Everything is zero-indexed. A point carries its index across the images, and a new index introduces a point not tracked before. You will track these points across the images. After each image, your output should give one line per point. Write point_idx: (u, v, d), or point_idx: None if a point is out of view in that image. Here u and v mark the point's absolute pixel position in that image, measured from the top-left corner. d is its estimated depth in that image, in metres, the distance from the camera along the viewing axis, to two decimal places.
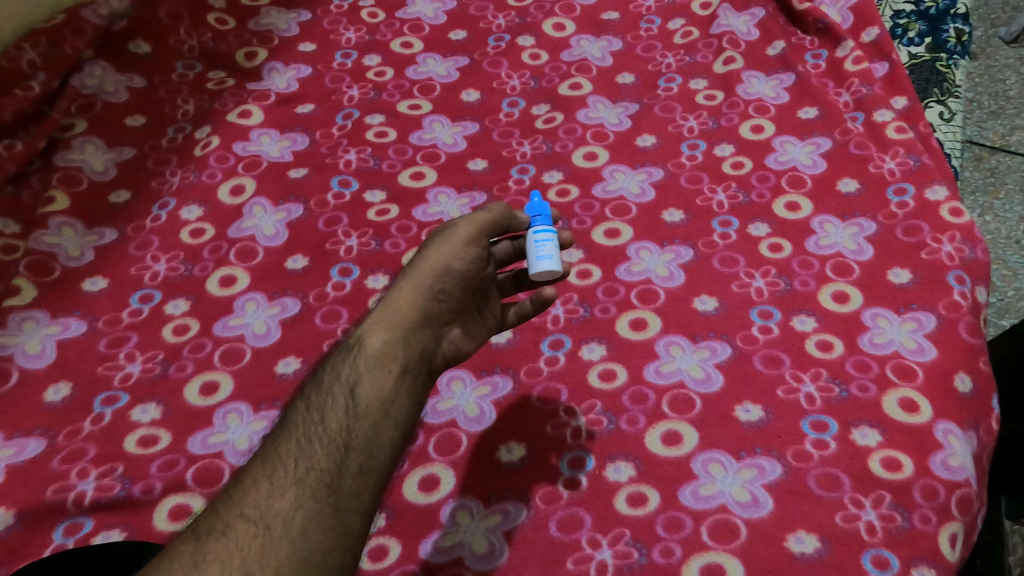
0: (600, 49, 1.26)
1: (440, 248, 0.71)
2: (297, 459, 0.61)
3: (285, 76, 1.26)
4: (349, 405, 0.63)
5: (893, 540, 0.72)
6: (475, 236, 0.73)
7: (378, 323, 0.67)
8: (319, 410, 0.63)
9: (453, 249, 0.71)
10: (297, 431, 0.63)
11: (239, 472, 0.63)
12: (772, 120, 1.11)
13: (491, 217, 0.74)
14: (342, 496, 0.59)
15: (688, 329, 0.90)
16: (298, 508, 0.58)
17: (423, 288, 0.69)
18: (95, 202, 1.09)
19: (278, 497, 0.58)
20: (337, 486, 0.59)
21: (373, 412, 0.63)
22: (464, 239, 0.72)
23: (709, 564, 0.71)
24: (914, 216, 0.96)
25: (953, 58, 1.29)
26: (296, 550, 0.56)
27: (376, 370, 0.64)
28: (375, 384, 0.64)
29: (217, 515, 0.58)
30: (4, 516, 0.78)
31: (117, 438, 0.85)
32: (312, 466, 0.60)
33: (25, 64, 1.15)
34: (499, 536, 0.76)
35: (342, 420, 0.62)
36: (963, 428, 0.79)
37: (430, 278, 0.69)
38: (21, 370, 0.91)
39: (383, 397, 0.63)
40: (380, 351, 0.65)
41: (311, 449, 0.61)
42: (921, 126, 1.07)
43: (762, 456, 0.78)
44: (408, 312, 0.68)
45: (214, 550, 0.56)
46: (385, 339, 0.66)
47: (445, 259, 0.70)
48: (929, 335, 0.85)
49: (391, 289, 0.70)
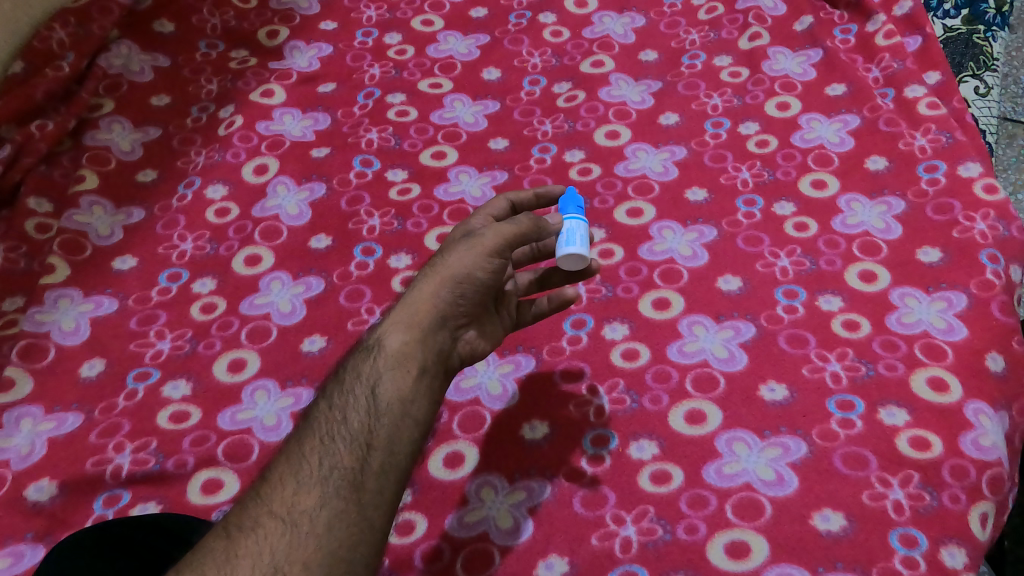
0: (623, 25, 1.25)
1: (462, 254, 0.67)
2: (321, 457, 0.59)
3: (307, 56, 1.26)
4: (370, 403, 0.61)
5: (921, 519, 0.71)
6: (501, 244, 0.68)
7: (397, 323, 0.65)
8: (341, 409, 0.62)
9: (476, 256, 0.67)
10: (320, 430, 0.61)
11: (264, 471, 0.62)
12: (799, 97, 1.09)
13: (519, 223, 0.70)
14: (366, 493, 0.57)
15: (711, 308, 0.89)
16: (323, 504, 0.57)
17: (442, 292, 0.65)
18: (123, 181, 1.10)
19: (304, 494, 0.57)
20: (360, 482, 0.58)
21: (394, 410, 0.61)
22: (490, 249, 0.67)
23: (735, 541, 0.71)
24: (945, 194, 0.94)
25: (990, 31, 1.25)
26: (323, 546, 0.55)
27: (397, 370, 0.62)
28: (395, 383, 0.62)
29: (246, 512, 0.58)
30: (46, 487, 0.80)
31: (150, 414, 0.87)
32: (335, 464, 0.59)
33: (55, 44, 1.16)
34: (523, 512, 0.76)
35: (364, 418, 0.61)
36: (993, 408, 0.78)
37: (449, 284, 0.66)
38: (57, 347, 0.93)
39: (403, 396, 0.61)
40: (400, 351, 0.63)
41: (334, 447, 0.60)
42: (953, 101, 1.05)
43: (787, 435, 0.78)
44: (427, 314, 0.65)
45: (244, 547, 0.55)
46: (403, 339, 0.64)
47: (468, 266, 0.66)
48: (959, 315, 0.84)
49: (409, 289, 0.68)
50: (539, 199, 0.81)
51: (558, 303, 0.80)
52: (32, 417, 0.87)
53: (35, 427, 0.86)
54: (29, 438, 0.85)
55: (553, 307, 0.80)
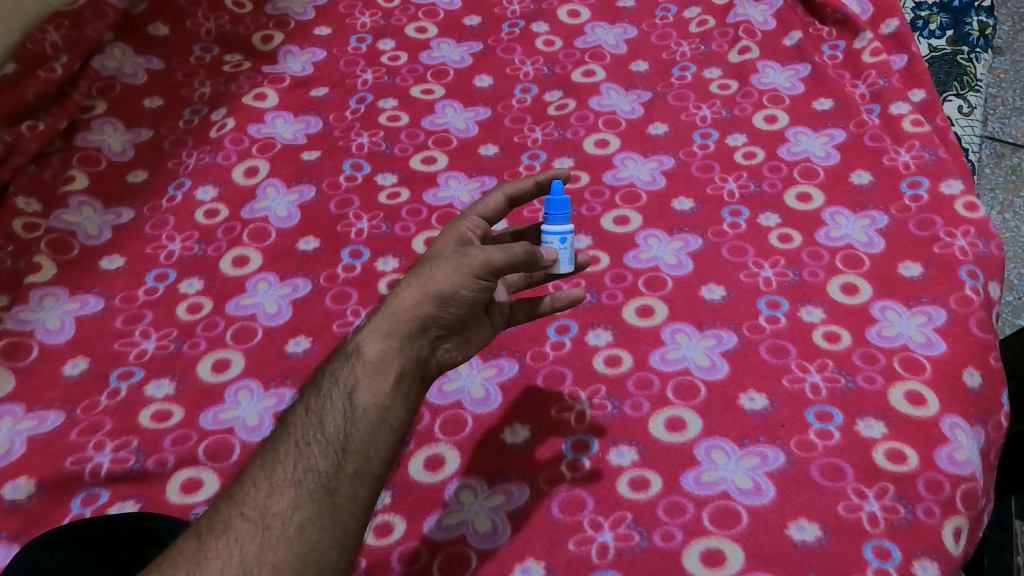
0: (615, 36, 1.26)
1: (450, 270, 0.66)
2: (295, 460, 0.59)
3: (301, 60, 1.27)
4: (347, 408, 0.61)
5: (895, 531, 0.72)
6: (491, 266, 0.66)
7: (376, 330, 0.64)
8: (318, 413, 0.61)
9: (463, 275, 0.65)
10: (296, 432, 0.61)
11: (239, 473, 0.61)
12: (787, 110, 1.11)
13: (512, 251, 0.67)
14: (338, 497, 0.57)
15: (695, 317, 0.90)
16: (296, 507, 0.56)
17: (424, 304, 0.65)
18: (114, 182, 1.11)
19: (277, 496, 0.57)
20: (333, 486, 0.57)
21: (370, 416, 0.60)
22: (476, 267, 0.66)
23: (710, 549, 0.72)
24: (927, 210, 0.95)
25: (975, 51, 1.27)
26: (294, 548, 0.54)
27: (374, 377, 0.62)
28: (373, 390, 0.61)
29: (219, 514, 0.58)
30: (24, 485, 0.80)
31: (132, 412, 0.87)
32: (310, 467, 0.58)
33: (48, 47, 1.16)
34: (502, 516, 0.77)
35: (340, 423, 0.60)
36: (969, 423, 0.79)
37: (431, 299, 0.65)
38: (41, 345, 0.93)
39: (380, 402, 0.61)
40: (377, 359, 0.63)
41: (309, 451, 0.59)
42: (938, 119, 1.06)
43: (765, 444, 0.79)
44: (407, 323, 0.65)
45: (215, 549, 0.55)
46: (382, 346, 0.63)
47: (454, 283, 0.65)
48: (938, 329, 0.85)
49: (391, 296, 0.67)
50: (539, 187, 0.80)
51: (568, 301, 0.78)
52: (14, 414, 0.87)
53: (16, 425, 0.86)
54: (9, 437, 0.85)
55: (559, 306, 0.79)
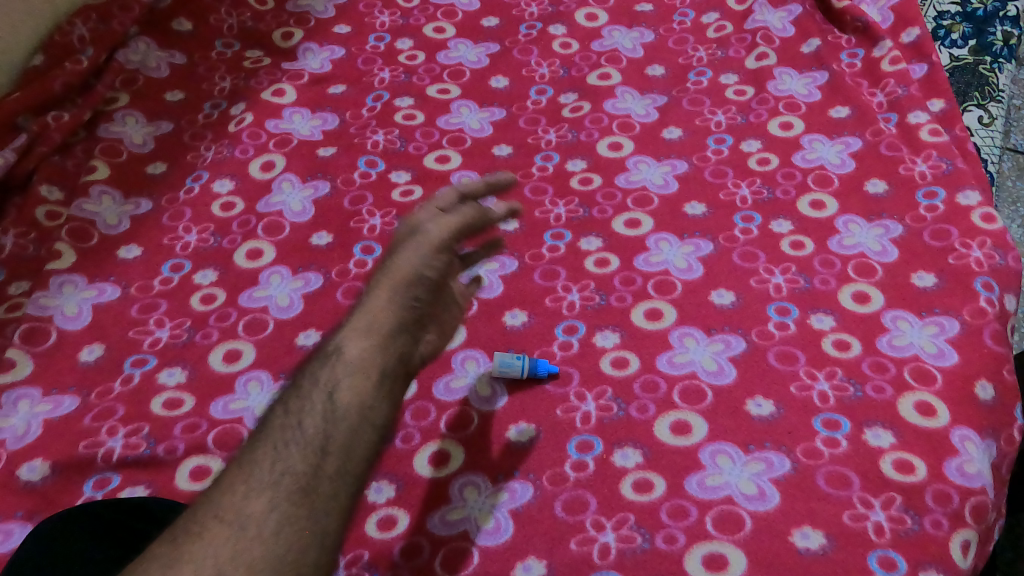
0: (632, 40, 1.26)
1: (412, 255, 0.69)
2: (273, 461, 0.59)
3: (319, 58, 1.28)
4: (327, 409, 0.61)
5: (901, 541, 0.72)
6: (447, 239, 0.71)
7: (356, 330, 0.65)
8: (297, 414, 0.61)
9: (425, 257, 0.69)
10: (274, 434, 0.61)
11: (217, 478, 0.61)
12: (802, 117, 1.10)
13: (463, 214, 0.73)
14: (318, 496, 0.58)
15: (703, 322, 0.90)
16: (273, 509, 0.57)
17: (397, 299, 0.66)
18: (134, 173, 1.12)
19: (253, 498, 0.57)
20: (313, 487, 0.58)
21: (351, 417, 0.61)
22: (437, 244, 0.70)
23: (712, 553, 0.72)
24: (942, 220, 0.95)
25: (997, 62, 1.26)
26: (272, 550, 0.55)
27: (355, 377, 0.62)
28: (353, 389, 0.62)
29: (194, 516, 0.57)
30: (39, 467, 0.82)
31: (144, 399, 0.88)
32: (288, 469, 0.58)
33: (76, 39, 1.18)
34: (505, 513, 0.77)
35: (320, 424, 0.60)
36: (980, 435, 0.78)
37: (401, 289, 0.67)
38: (59, 331, 0.95)
39: (361, 403, 0.62)
40: (358, 359, 0.63)
41: (287, 453, 0.59)
42: (956, 129, 1.06)
43: (771, 450, 0.79)
44: (385, 321, 0.65)
45: (190, 551, 0.55)
46: (363, 347, 0.64)
47: (417, 266, 0.68)
48: (950, 340, 0.84)
49: (365, 295, 0.68)
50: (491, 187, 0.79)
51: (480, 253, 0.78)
52: (31, 397, 0.88)
53: (33, 408, 0.87)
54: (26, 419, 0.86)
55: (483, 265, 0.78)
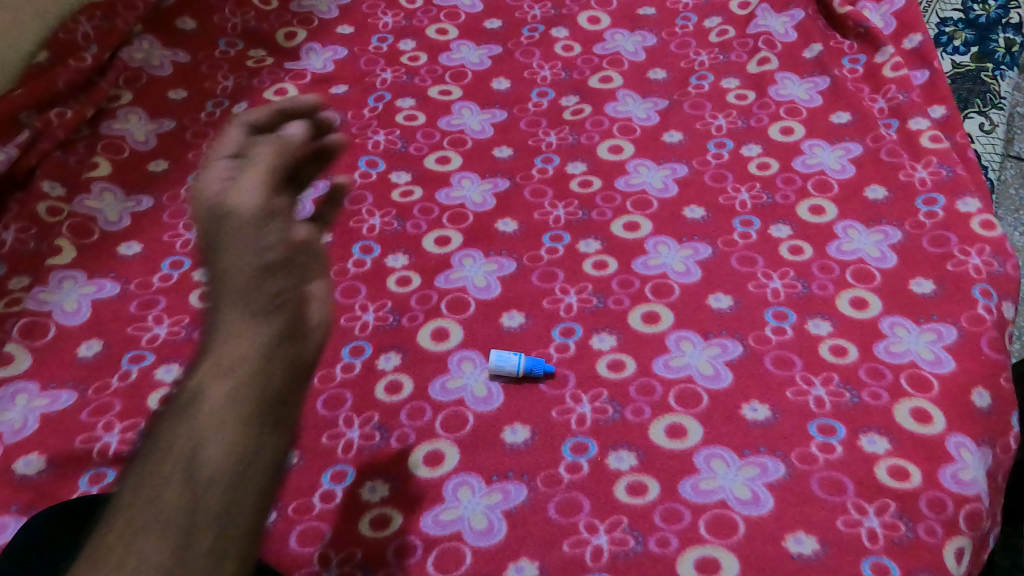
0: (634, 44, 1.26)
1: (229, 200, 0.62)
2: (135, 496, 0.55)
3: (322, 57, 1.28)
4: (194, 421, 0.57)
5: (895, 548, 0.72)
6: (266, 172, 0.65)
7: (223, 321, 0.60)
8: (162, 437, 0.57)
9: (239, 202, 0.62)
10: (140, 464, 0.57)
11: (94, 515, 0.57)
12: (803, 123, 1.10)
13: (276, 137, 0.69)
14: (188, 524, 0.53)
15: (700, 325, 0.90)
16: (129, 553, 0.52)
17: (241, 267, 0.60)
18: (135, 170, 1.13)
19: (110, 544, 0.52)
20: (184, 512, 0.53)
21: (221, 426, 0.56)
22: (256, 181, 0.63)
23: (704, 556, 0.72)
24: (942, 227, 0.95)
25: (1000, 69, 1.26)
26: None
27: (226, 377, 0.58)
28: (223, 391, 0.57)
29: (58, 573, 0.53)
30: (35, 461, 0.82)
31: (141, 395, 0.88)
32: (149, 502, 0.54)
33: (80, 37, 1.19)
34: (498, 514, 0.77)
35: (185, 440, 0.56)
36: (976, 443, 0.78)
37: (240, 251, 0.60)
38: (58, 326, 0.95)
39: (234, 404, 0.57)
40: (228, 355, 0.59)
41: (149, 482, 0.55)
42: (957, 137, 1.06)
43: (766, 455, 0.79)
44: (252, 294, 0.60)
45: None
46: (231, 341, 0.59)
47: (237, 217, 0.61)
48: (948, 348, 0.84)
49: (214, 270, 0.61)
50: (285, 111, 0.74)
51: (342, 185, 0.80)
52: (29, 392, 0.89)
53: (30, 403, 0.88)
54: (24, 414, 0.87)
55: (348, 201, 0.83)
